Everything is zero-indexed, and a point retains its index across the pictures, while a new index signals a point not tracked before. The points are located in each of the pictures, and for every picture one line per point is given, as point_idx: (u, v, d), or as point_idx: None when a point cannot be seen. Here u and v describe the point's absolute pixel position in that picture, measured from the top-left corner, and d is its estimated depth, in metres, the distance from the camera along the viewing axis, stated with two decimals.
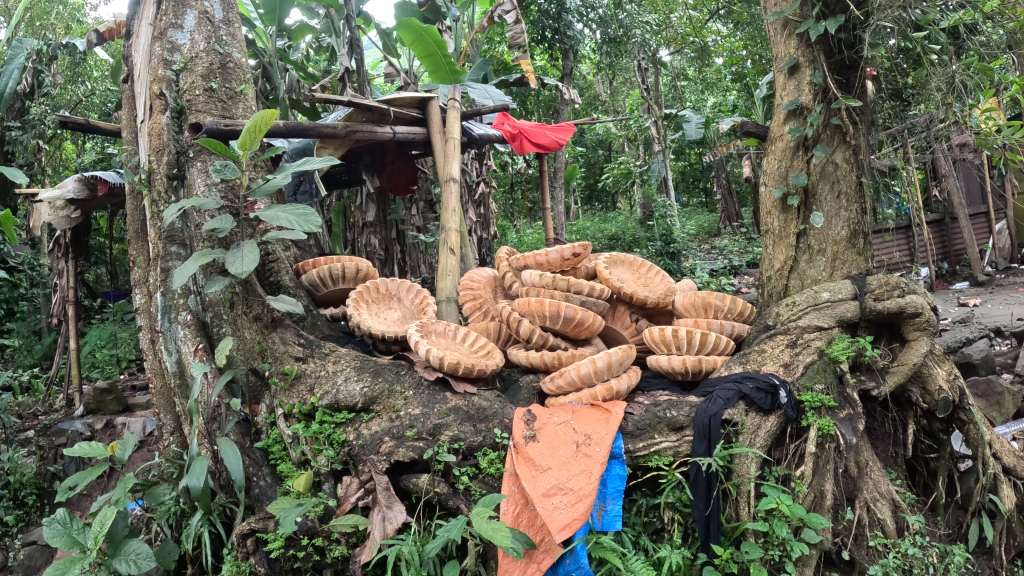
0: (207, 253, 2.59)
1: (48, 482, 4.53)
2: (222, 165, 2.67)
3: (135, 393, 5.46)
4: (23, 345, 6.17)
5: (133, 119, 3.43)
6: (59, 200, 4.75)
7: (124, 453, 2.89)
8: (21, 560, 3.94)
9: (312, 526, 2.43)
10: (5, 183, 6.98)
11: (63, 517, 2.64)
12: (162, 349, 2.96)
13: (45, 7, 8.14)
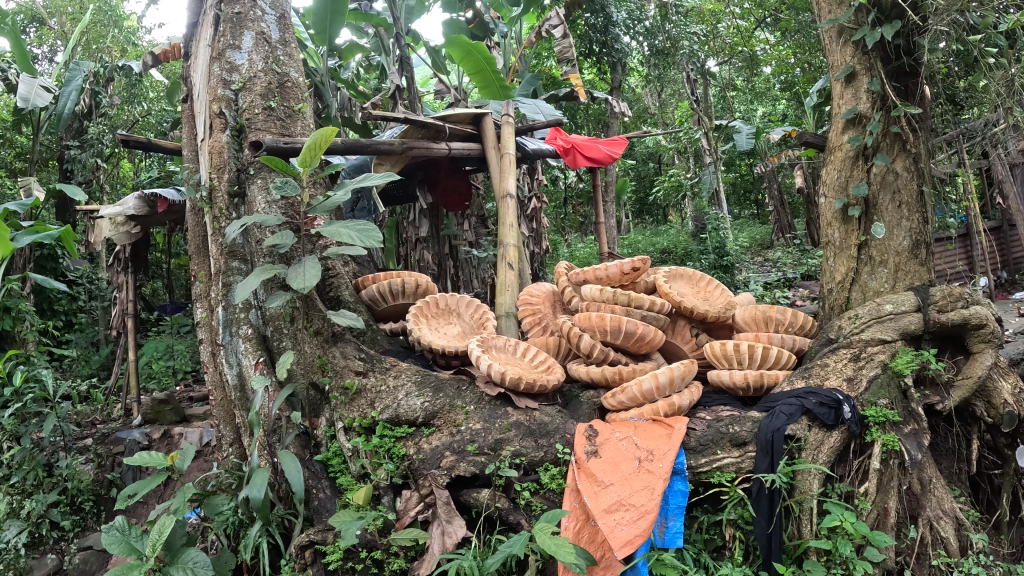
0: (269, 268, 2.62)
1: (105, 490, 4.65)
2: (281, 182, 2.70)
3: (192, 404, 5.54)
4: (82, 357, 6.29)
5: (194, 137, 3.51)
6: (120, 216, 4.84)
7: (183, 464, 2.97)
8: (77, 564, 4.08)
9: (371, 540, 2.43)
10: (65, 200, 7.21)
11: (123, 524, 2.73)
12: (224, 362, 3.00)
13: (100, 32, 8.40)
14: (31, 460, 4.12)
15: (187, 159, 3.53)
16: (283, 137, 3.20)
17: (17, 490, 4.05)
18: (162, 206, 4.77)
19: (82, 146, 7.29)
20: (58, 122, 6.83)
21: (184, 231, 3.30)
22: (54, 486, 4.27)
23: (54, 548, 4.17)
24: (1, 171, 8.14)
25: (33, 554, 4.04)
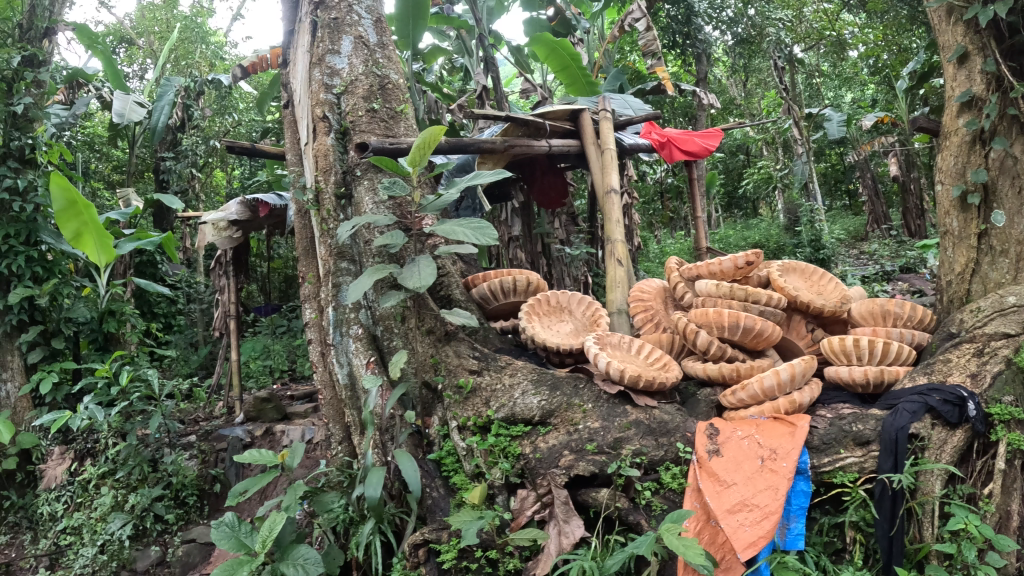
0: (381, 267, 2.66)
1: (209, 485, 4.79)
2: (391, 182, 2.75)
3: (294, 402, 5.68)
4: (182, 357, 6.50)
5: (297, 142, 3.58)
6: (224, 221, 5.01)
7: (294, 461, 3.04)
8: (181, 556, 4.22)
9: (488, 539, 2.45)
10: (163, 210, 7.54)
11: (233, 520, 2.83)
12: (335, 361, 3.10)
13: (188, 48, 8.69)
14: (136, 456, 4.40)
15: (290, 163, 3.61)
16: (387, 138, 3.24)
17: (122, 484, 4.36)
18: (264, 210, 4.95)
19: (177, 157, 7.56)
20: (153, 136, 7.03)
21: (292, 234, 3.38)
22: (158, 481, 4.49)
23: (157, 540, 4.34)
24: (105, 183, 8.57)
25: (138, 545, 4.25)
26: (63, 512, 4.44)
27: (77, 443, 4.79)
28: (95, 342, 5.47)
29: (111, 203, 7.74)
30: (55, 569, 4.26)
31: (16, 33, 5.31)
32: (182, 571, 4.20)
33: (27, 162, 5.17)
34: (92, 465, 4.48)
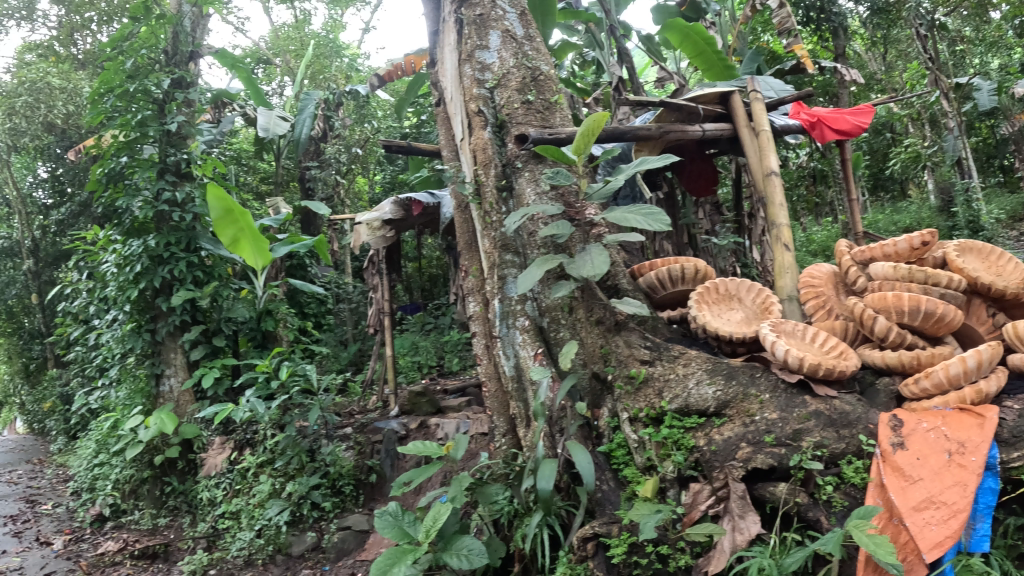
0: (550, 258, 2.79)
1: (365, 475, 5.01)
2: (555, 173, 2.96)
3: (447, 396, 5.92)
4: (333, 354, 6.96)
5: (451, 138, 3.76)
6: (378, 220, 5.32)
7: (456, 454, 3.26)
8: (336, 543, 4.50)
9: (662, 535, 2.53)
10: (310, 215, 8.13)
11: (396, 509, 3.10)
12: (501, 353, 3.27)
13: (324, 63, 9.20)
14: (295, 447, 4.79)
15: (447, 159, 3.78)
16: (544, 128, 3.33)
17: (281, 473, 4.78)
18: (418, 208, 5.22)
19: (321, 166, 8.20)
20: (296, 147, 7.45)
21: (454, 229, 3.59)
22: (316, 470, 4.83)
23: (314, 526, 4.64)
24: (255, 194, 9.25)
25: (294, 531, 4.58)
26: (222, 498, 4.99)
27: (236, 435, 5.29)
28: (253, 340, 6.09)
29: (262, 212, 8.33)
30: (212, 549, 4.80)
31: (165, 57, 6.19)
32: (337, 557, 4.45)
33: (183, 176, 5.97)
34: (252, 454, 4.98)
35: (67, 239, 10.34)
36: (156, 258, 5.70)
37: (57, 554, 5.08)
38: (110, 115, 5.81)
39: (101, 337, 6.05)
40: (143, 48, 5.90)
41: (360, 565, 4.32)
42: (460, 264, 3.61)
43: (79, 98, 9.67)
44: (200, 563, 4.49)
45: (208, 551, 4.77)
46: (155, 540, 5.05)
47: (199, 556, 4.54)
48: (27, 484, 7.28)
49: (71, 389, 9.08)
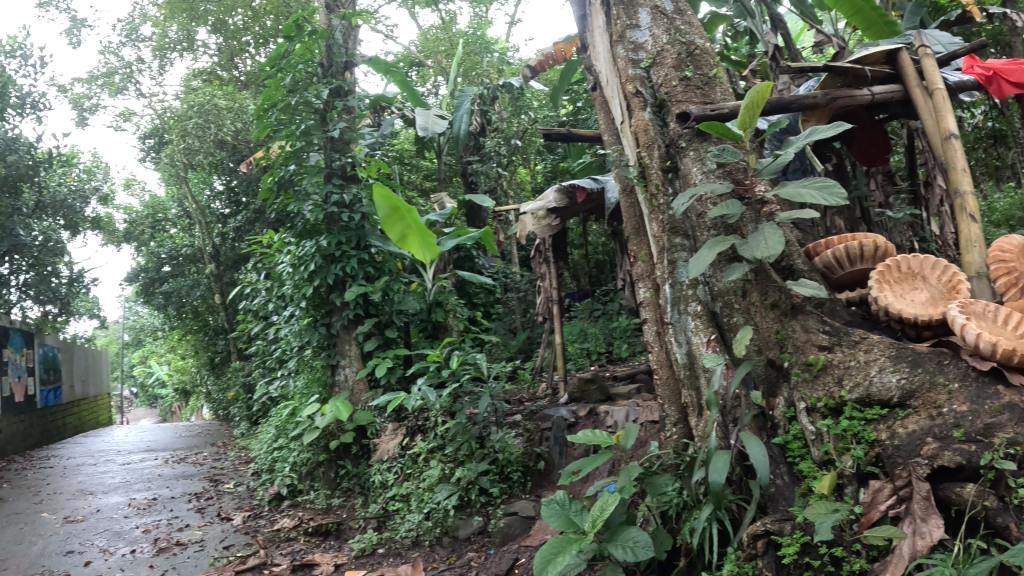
0: (721, 240, 3.05)
1: (534, 462, 5.01)
2: (722, 149, 3.19)
3: (616, 382, 6.01)
4: (502, 343, 7.41)
5: (610, 122, 4.19)
6: (542, 209, 5.94)
7: (625, 443, 3.56)
8: (501, 528, 4.54)
9: (838, 536, 2.63)
10: (474, 209, 8.77)
11: (562, 499, 3.46)
12: (673, 339, 3.53)
13: (475, 60, 9.40)
14: (464, 433, 5.05)
15: (608, 142, 4.25)
16: (702, 103, 3.54)
17: (451, 459, 5.06)
18: (581, 194, 5.88)
19: (482, 160, 8.51)
20: (456, 143, 7.63)
21: (622, 213, 3.99)
22: (485, 456, 4.99)
23: (481, 510, 4.76)
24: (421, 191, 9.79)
25: (461, 515, 4.75)
26: (392, 481, 5.32)
27: (407, 422, 5.69)
28: (424, 330, 6.38)
29: (426, 208, 8.72)
30: (382, 528, 5.09)
31: (323, 71, 6.54)
32: (502, 541, 4.49)
33: (349, 178, 6.34)
34: (423, 440, 5.38)
35: (245, 243, 11.38)
36: (329, 256, 6.10)
37: (236, 528, 5.40)
38: (276, 127, 6.34)
39: (280, 332, 6.69)
40: (300, 63, 6.25)
41: (524, 550, 4.27)
42: (630, 247, 4.01)
43: (245, 116, 10.49)
44: (370, 542, 4.80)
45: (379, 531, 5.07)
46: (327, 520, 5.36)
47: (369, 536, 4.86)
48: (212, 463, 7.87)
49: (248, 380, 9.99)
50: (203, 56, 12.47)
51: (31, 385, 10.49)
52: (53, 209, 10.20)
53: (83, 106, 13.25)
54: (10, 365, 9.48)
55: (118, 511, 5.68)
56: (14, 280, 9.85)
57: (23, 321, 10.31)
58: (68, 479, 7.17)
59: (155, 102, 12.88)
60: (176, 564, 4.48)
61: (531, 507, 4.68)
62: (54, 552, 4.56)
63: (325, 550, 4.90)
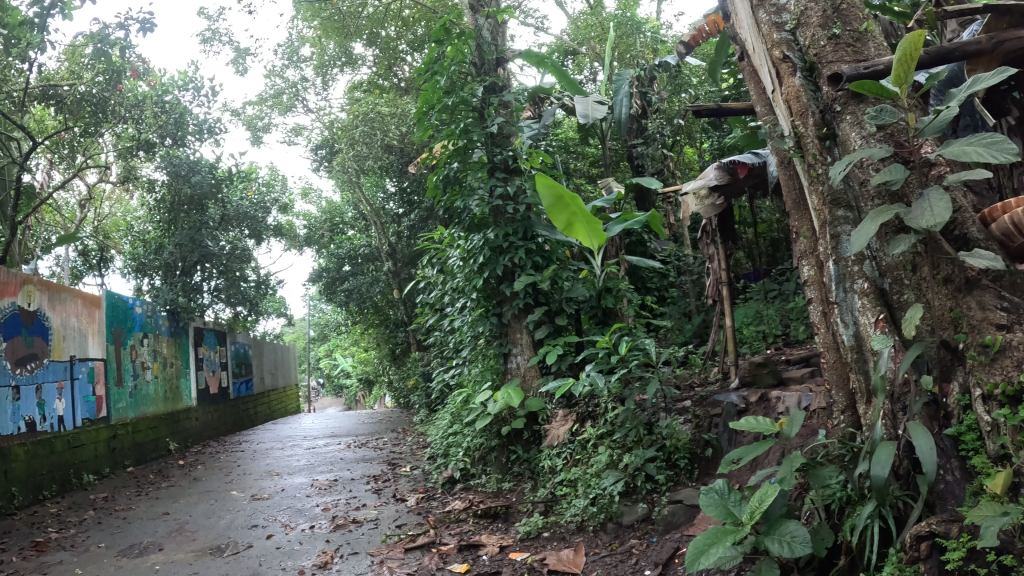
0: (884, 210, 2.66)
1: (702, 449, 4.50)
2: (877, 110, 2.74)
3: (790, 366, 4.93)
4: (677, 327, 7.07)
5: (762, 93, 3.63)
6: (705, 188, 5.45)
7: (789, 430, 3.18)
8: (664, 515, 4.06)
9: (1009, 541, 2.22)
10: (642, 192, 8.39)
11: (723, 487, 3.17)
12: (839, 320, 3.19)
13: (628, 41, 9.26)
14: (633, 418, 4.63)
15: (759, 114, 3.69)
16: (858, 61, 3.10)
17: (619, 445, 4.64)
18: (744, 168, 5.40)
19: (646, 142, 8.34)
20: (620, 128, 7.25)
21: (780, 187, 3.56)
22: (653, 443, 4.55)
23: (647, 498, 4.32)
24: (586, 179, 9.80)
25: (626, 501, 4.35)
26: (562, 466, 5.05)
27: (578, 408, 5.39)
28: (595, 317, 6.17)
29: (595, 194, 8.44)
30: (548, 512, 4.84)
31: (477, 69, 6.54)
32: (664, 530, 4.03)
33: (513, 170, 6.33)
34: (592, 426, 4.99)
35: (420, 239, 12.18)
36: (497, 248, 6.12)
37: (409, 509, 5.55)
38: (438, 128, 6.39)
39: (453, 322, 6.85)
40: (453, 64, 6.36)
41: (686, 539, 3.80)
42: (791, 225, 3.57)
43: (408, 119, 11.28)
44: (535, 525, 4.57)
45: (545, 515, 4.82)
46: (496, 502, 5.22)
47: (534, 518, 4.62)
48: (392, 449, 8.61)
49: (432, 369, 10.73)
50: (362, 69, 13.57)
51: (224, 377, 12.41)
52: (238, 221, 11.51)
53: (256, 127, 14.90)
54: (205, 361, 11.29)
55: (299, 491, 6.27)
56: (211, 287, 11.04)
57: (218, 322, 12.14)
58: (261, 461, 8.04)
59: (323, 117, 14.11)
60: (349, 539, 4.71)
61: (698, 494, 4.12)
62: (240, 525, 5.09)
63: (492, 532, 4.76)
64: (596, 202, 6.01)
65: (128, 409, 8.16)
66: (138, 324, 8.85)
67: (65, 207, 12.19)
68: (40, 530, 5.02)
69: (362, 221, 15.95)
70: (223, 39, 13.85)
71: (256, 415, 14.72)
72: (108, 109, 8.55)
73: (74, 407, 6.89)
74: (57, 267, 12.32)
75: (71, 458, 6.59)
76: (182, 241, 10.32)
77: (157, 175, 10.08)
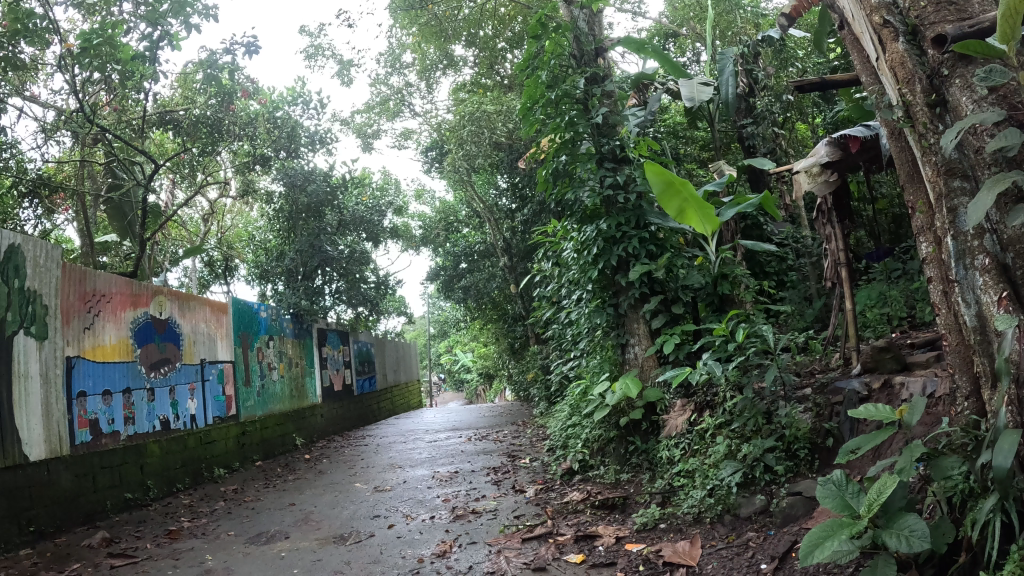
0: (1000, 178, 2.47)
1: (824, 439, 4.07)
2: (987, 71, 2.58)
3: (916, 351, 4.57)
4: (797, 313, 6.81)
5: (866, 61, 3.43)
6: (814, 165, 5.19)
7: (911, 419, 3.01)
8: (782, 507, 3.72)
9: None
10: (756, 172, 8.11)
11: (840, 479, 2.99)
12: (960, 300, 2.91)
13: (729, 19, 9.09)
14: (752, 408, 4.36)
15: (866, 85, 3.48)
16: (966, 21, 2.89)
17: (737, 435, 4.37)
18: (856, 143, 5.04)
19: (756, 122, 8.07)
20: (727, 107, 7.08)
21: (891, 160, 3.32)
22: (772, 433, 4.20)
23: (766, 490, 3.99)
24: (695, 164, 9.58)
25: (744, 493, 4.03)
26: (680, 457, 4.78)
27: (696, 398, 5.09)
28: (712, 305, 5.86)
29: (708, 178, 8.12)
30: (667, 505, 4.54)
31: (576, 61, 6.46)
32: (783, 522, 3.68)
33: (621, 160, 6.12)
34: (711, 416, 4.73)
35: (534, 232, 12.36)
36: (611, 238, 5.90)
37: (529, 501, 5.49)
38: (545, 122, 6.23)
39: (572, 315, 6.80)
40: (553, 59, 6.24)
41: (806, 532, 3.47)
42: (908, 197, 3.34)
43: (514, 116, 11.30)
44: (652, 516, 4.32)
45: (664, 507, 4.53)
46: (615, 494, 5.02)
47: (652, 509, 4.38)
48: (511, 441, 8.74)
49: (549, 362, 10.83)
50: (464, 69, 13.83)
51: (347, 374, 13.04)
52: (355, 225, 11.99)
53: (366, 133, 15.50)
54: (328, 360, 11.90)
55: (421, 483, 6.50)
56: (332, 289, 11.60)
57: (340, 323, 12.74)
58: (387, 454, 8.40)
59: (429, 119, 14.48)
60: (468, 529, 4.77)
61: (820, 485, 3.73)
62: (363, 515, 5.34)
63: (610, 522, 4.58)
64: (708, 186, 5.78)
65: (256, 407, 8.71)
66: (263, 327, 9.46)
67: (190, 222, 13.18)
68: (174, 519, 5.45)
69: (475, 219, 16.30)
70: (326, 53, 14.46)
71: (381, 410, 15.37)
72: (223, 128, 8.73)
73: (206, 406, 7.43)
74: (187, 277, 13.33)
75: (203, 453, 7.12)
76: (303, 246, 10.91)
77: (275, 186, 10.92)
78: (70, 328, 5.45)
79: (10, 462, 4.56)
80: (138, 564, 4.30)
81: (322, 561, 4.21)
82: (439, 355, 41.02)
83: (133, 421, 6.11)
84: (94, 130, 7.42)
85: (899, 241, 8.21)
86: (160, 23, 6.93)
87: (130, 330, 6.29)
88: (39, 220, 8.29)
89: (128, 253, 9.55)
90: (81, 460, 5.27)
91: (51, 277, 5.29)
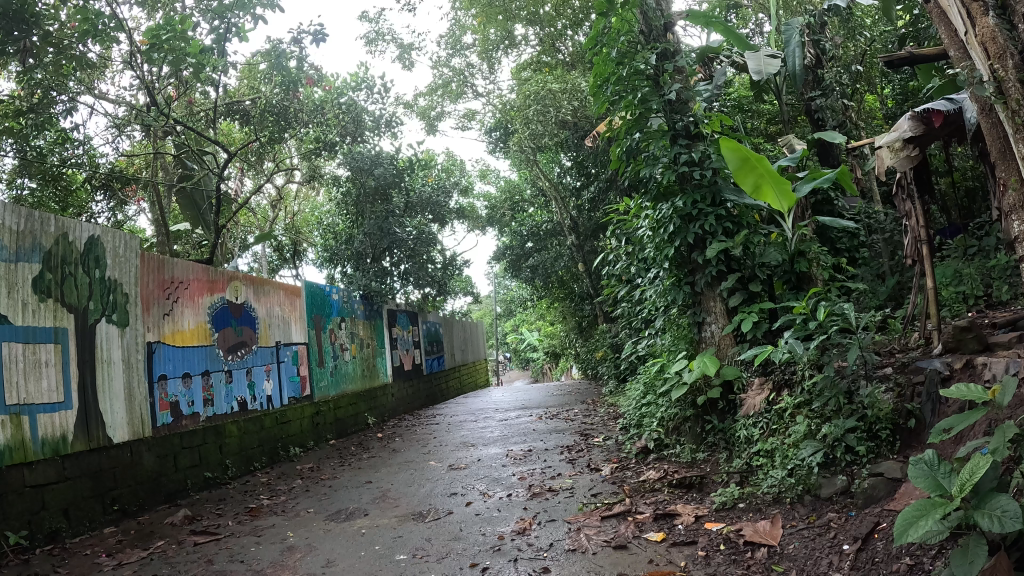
0: None
1: (905, 420, 3.93)
2: None
3: (997, 331, 4.43)
4: (870, 290, 6.65)
5: (954, 36, 3.30)
6: (897, 141, 4.91)
7: (1003, 398, 2.91)
8: (863, 489, 3.60)
9: None
10: (826, 146, 7.84)
11: (932, 459, 2.89)
12: None
13: None
14: (832, 388, 4.19)
15: (955, 59, 3.34)
16: None
17: (818, 414, 4.24)
18: (940, 117, 4.76)
19: (826, 94, 7.79)
20: (794, 80, 6.80)
21: (981, 136, 3.23)
22: (854, 413, 4.07)
23: (847, 471, 3.89)
24: (764, 137, 9.33)
25: (826, 473, 3.93)
26: (758, 436, 4.68)
27: (774, 376, 4.97)
28: (789, 282, 5.69)
29: (775, 152, 7.86)
30: (745, 484, 4.47)
31: (644, 38, 6.28)
32: (864, 504, 3.57)
33: (695, 137, 5.93)
34: (789, 395, 4.62)
35: (601, 209, 12.32)
36: (687, 216, 5.79)
37: (604, 478, 5.49)
38: (613, 101, 6.09)
39: (646, 293, 6.73)
40: (621, 36, 6.03)
41: (889, 514, 3.37)
42: (999, 175, 3.24)
43: (579, 94, 11.06)
44: (731, 496, 4.26)
45: (742, 486, 4.46)
46: (692, 474, 4.97)
47: (731, 489, 4.31)
48: (582, 419, 8.77)
49: (618, 341, 10.84)
50: (525, 48, 13.73)
51: (417, 354, 13.24)
52: (421, 207, 12.11)
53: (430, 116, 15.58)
54: (398, 340, 12.13)
55: (496, 461, 6.57)
56: (400, 271, 11.86)
57: (409, 304, 12.97)
58: (459, 431, 8.52)
59: (492, 99, 14.46)
60: (546, 507, 4.79)
61: (902, 466, 3.62)
62: (439, 493, 5.43)
63: (687, 501, 4.53)
64: (781, 162, 5.58)
65: (330, 387, 8.94)
66: (336, 310, 9.70)
67: (260, 207, 13.52)
68: (253, 498, 5.66)
69: (540, 198, 16.27)
70: (387, 38, 14.54)
71: (449, 388, 15.64)
72: (290, 116, 8.90)
73: (282, 386, 7.68)
74: (256, 262, 13.72)
75: (279, 433, 7.37)
76: (371, 229, 11.02)
77: (341, 170, 10.81)
78: (150, 315, 5.68)
79: (95, 444, 4.80)
80: (220, 541, 4.48)
81: (404, 537, 4.31)
82: (506, 335, 41.22)
83: (212, 402, 6.35)
84: (166, 123, 7.67)
85: (975, 215, 7.90)
86: (226, 16, 7.10)
87: (208, 315, 6.54)
88: (111, 211, 8.66)
89: (200, 241, 9.87)
90: (162, 442, 5.52)
91: (131, 266, 5.52)
